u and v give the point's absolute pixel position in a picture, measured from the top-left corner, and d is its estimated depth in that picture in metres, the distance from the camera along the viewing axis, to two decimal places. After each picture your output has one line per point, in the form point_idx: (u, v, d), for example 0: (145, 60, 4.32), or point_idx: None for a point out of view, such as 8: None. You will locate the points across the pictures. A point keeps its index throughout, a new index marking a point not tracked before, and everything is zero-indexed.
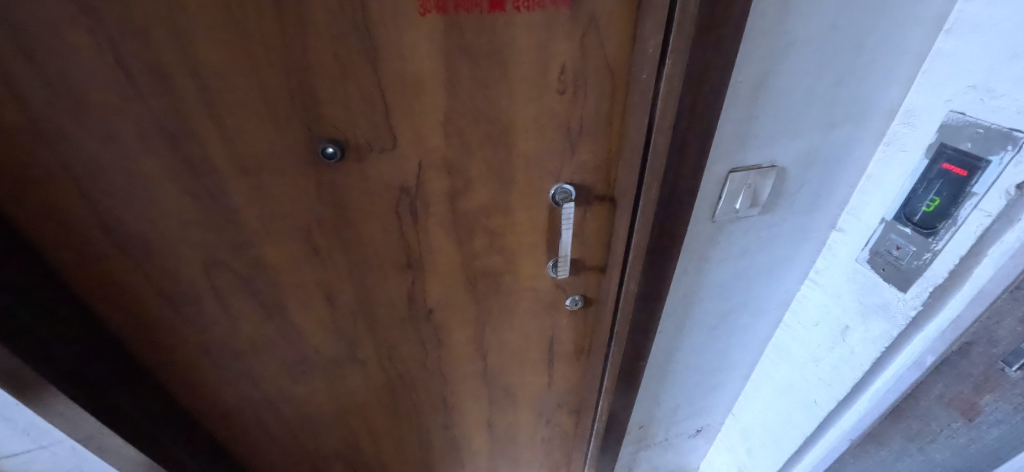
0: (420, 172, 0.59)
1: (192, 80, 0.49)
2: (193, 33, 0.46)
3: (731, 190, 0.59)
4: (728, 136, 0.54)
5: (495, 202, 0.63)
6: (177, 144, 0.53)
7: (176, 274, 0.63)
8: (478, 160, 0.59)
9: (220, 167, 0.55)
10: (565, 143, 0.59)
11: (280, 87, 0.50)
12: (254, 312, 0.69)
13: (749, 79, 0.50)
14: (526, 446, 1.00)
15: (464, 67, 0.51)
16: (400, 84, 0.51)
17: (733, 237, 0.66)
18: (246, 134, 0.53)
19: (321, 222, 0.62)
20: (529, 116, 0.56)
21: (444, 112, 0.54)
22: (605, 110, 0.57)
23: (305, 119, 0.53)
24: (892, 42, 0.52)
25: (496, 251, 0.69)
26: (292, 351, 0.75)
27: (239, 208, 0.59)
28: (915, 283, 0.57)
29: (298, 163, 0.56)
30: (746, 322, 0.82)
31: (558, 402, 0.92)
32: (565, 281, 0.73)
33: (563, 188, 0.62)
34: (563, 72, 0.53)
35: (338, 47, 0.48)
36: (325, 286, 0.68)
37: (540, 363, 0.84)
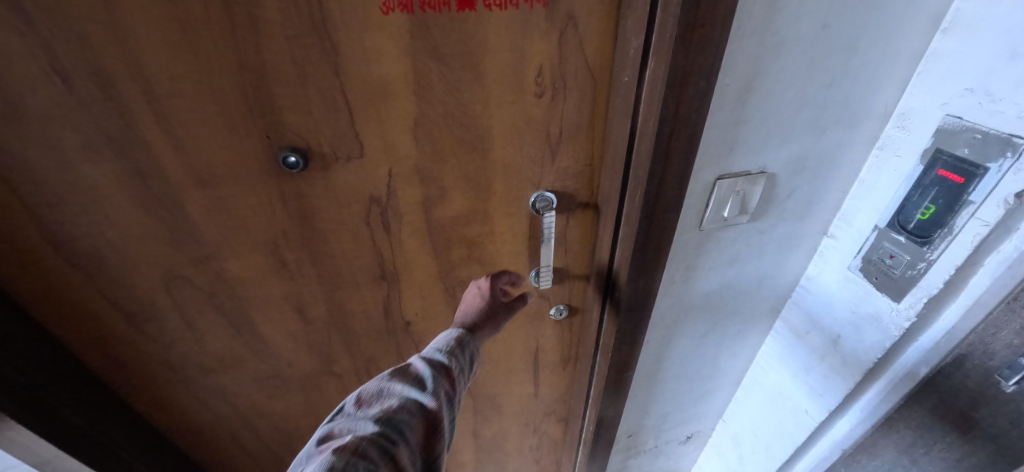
0: (391, 181, 0.56)
1: (137, 86, 0.45)
2: (133, 34, 0.42)
3: (718, 197, 0.57)
4: (715, 142, 0.52)
5: (472, 210, 0.60)
6: (126, 155, 0.49)
7: (134, 292, 0.58)
8: (453, 167, 0.56)
9: (175, 179, 0.51)
10: (545, 149, 0.56)
11: (236, 94, 0.47)
12: (222, 329, 0.66)
13: (736, 81, 0.47)
14: (513, 454, 0.98)
15: (433, 70, 0.48)
16: (365, 88, 0.48)
17: (721, 246, 0.64)
18: (202, 145, 0.49)
19: (289, 236, 0.58)
20: (504, 121, 0.53)
21: (414, 118, 0.51)
22: (586, 114, 0.54)
23: (264, 127, 0.49)
24: (886, 42, 0.50)
25: (475, 261, 0.66)
26: (265, 367, 0.72)
27: (199, 222, 0.55)
28: (910, 294, 0.56)
29: (259, 174, 0.52)
30: (736, 330, 0.81)
31: (545, 408, 0.89)
32: (548, 290, 0.70)
33: (544, 195, 0.60)
34: (541, 74, 0.50)
35: (295, 49, 0.45)
36: (296, 301, 0.65)
37: (525, 372, 0.82)
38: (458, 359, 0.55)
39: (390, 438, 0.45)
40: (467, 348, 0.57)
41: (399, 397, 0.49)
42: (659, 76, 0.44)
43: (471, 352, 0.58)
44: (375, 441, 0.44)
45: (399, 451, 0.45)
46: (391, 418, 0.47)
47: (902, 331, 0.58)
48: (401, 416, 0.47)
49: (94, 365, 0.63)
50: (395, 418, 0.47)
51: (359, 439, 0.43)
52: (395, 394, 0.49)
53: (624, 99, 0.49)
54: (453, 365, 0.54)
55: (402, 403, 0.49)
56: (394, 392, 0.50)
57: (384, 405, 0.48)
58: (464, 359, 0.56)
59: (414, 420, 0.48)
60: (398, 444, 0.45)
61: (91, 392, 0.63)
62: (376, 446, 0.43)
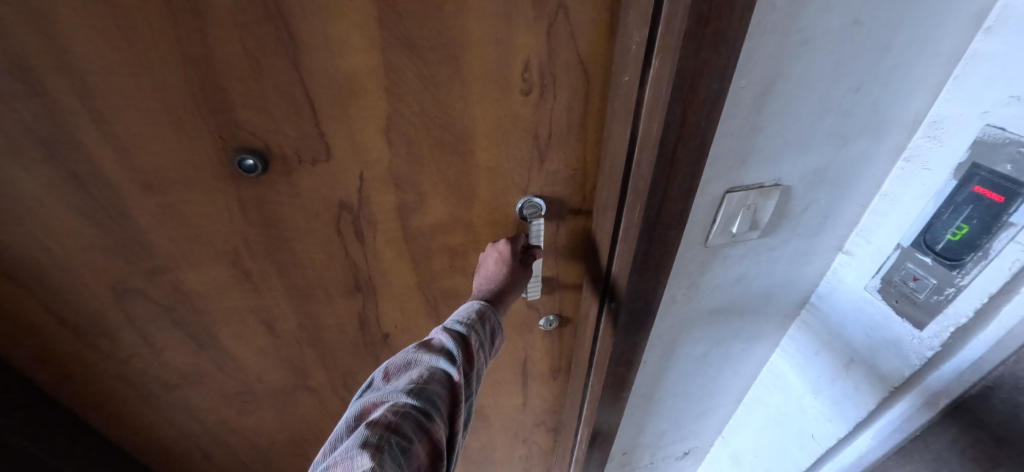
0: (362, 186, 0.50)
1: (69, 81, 0.39)
2: (59, 20, 0.36)
3: (727, 212, 0.53)
4: (726, 151, 0.47)
5: (453, 217, 0.56)
6: (61, 161, 0.42)
7: (77, 315, 0.52)
8: (431, 171, 0.51)
9: (120, 186, 0.45)
10: (532, 152, 0.51)
11: (185, 90, 0.41)
12: (183, 343, 0.58)
13: (753, 85, 0.43)
14: (502, 464, 0.95)
15: (406, 64, 0.43)
16: (331, 84, 0.42)
17: (729, 263, 0.60)
18: (146, 146, 0.43)
19: (251, 246, 0.52)
20: (487, 121, 0.48)
21: (386, 117, 0.46)
22: (577, 114, 0.49)
23: (216, 127, 0.43)
24: (920, 42, 0.46)
25: (457, 272, 0.62)
26: (233, 388, 0.66)
27: (151, 235, 0.49)
28: (936, 323, 0.52)
29: (217, 181, 0.47)
30: (740, 348, 0.78)
31: (534, 419, 0.86)
32: (538, 301, 0.66)
33: (532, 201, 0.55)
34: (527, 70, 0.45)
35: (249, 40, 0.39)
36: (264, 315, 0.59)
37: (513, 383, 0.77)
38: (479, 333, 0.52)
39: (423, 410, 0.45)
40: (489, 321, 0.53)
41: (427, 368, 0.48)
42: (664, 76, 0.39)
43: (493, 329, 0.53)
44: (410, 414, 0.44)
45: (431, 421, 0.45)
46: (422, 389, 0.46)
47: (924, 361, 0.55)
48: (431, 388, 0.47)
49: (40, 387, 0.55)
50: (427, 390, 0.46)
51: (392, 412, 0.44)
52: (423, 365, 0.49)
53: (622, 103, 0.44)
54: (474, 340, 0.51)
55: (431, 374, 0.48)
56: (421, 363, 0.49)
57: (413, 376, 0.47)
58: (486, 332, 0.53)
59: (444, 391, 0.48)
60: (431, 414, 0.45)
61: (43, 414, 0.56)
62: (409, 419, 0.44)
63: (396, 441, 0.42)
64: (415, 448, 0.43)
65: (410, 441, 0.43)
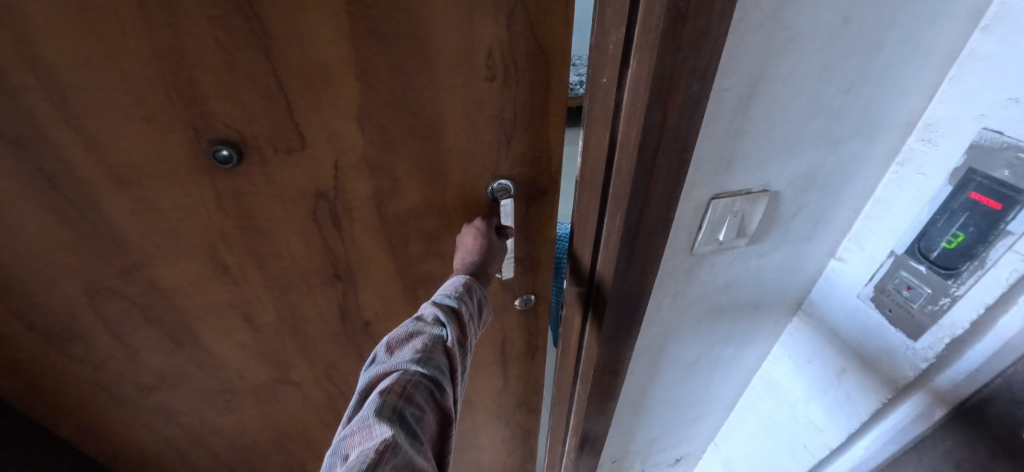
0: (338, 174, 0.49)
1: (32, 74, 0.37)
2: (17, 10, 0.35)
3: (712, 219, 0.52)
4: (710, 156, 0.46)
5: (429, 203, 0.55)
6: (26, 156, 0.41)
7: (47, 317, 0.50)
8: (405, 159, 0.50)
9: (89, 181, 0.44)
10: (499, 135, 0.51)
11: (153, 80, 0.39)
12: (160, 342, 0.57)
13: (737, 86, 0.41)
14: (487, 448, 0.96)
15: (377, 52, 0.42)
16: (302, 73, 0.41)
17: (716, 269, 0.59)
18: (116, 139, 0.42)
19: (227, 239, 0.51)
20: (457, 109, 0.47)
21: (359, 105, 0.44)
22: (541, 97, 0.49)
23: (189, 118, 0.42)
24: (912, 42, 0.45)
25: (434, 256, 0.61)
26: (213, 389, 0.64)
27: (123, 233, 0.47)
28: (928, 335, 0.51)
29: (189, 174, 0.45)
30: (730, 354, 0.76)
31: (515, 399, 0.87)
32: (513, 281, 0.66)
33: (501, 184, 0.55)
34: (490, 57, 0.45)
35: (217, 29, 0.38)
36: (242, 309, 0.58)
37: (494, 366, 0.78)
38: (469, 304, 0.53)
39: (431, 379, 0.47)
40: (476, 294, 0.54)
41: (429, 337, 0.49)
42: (643, 73, 0.37)
43: (482, 298, 0.54)
44: (420, 383, 0.46)
45: (438, 388, 0.47)
46: (428, 359, 0.48)
47: (918, 372, 0.53)
48: (436, 357, 0.48)
49: (8, 397, 0.53)
50: (432, 359, 0.48)
51: (404, 382, 0.45)
52: (424, 336, 0.49)
53: (601, 100, 0.43)
54: (465, 310, 0.52)
55: (434, 343, 0.49)
56: (423, 333, 0.50)
57: (417, 347, 0.48)
58: (474, 303, 0.53)
59: (445, 359, 0.50)
60: (438, 382, 0.48)
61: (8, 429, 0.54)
62: (420, 387, 0.45)
63: (410, 409, 0.43)
64: (426, 415, 0.45)
65: (421, 408, 0.45)
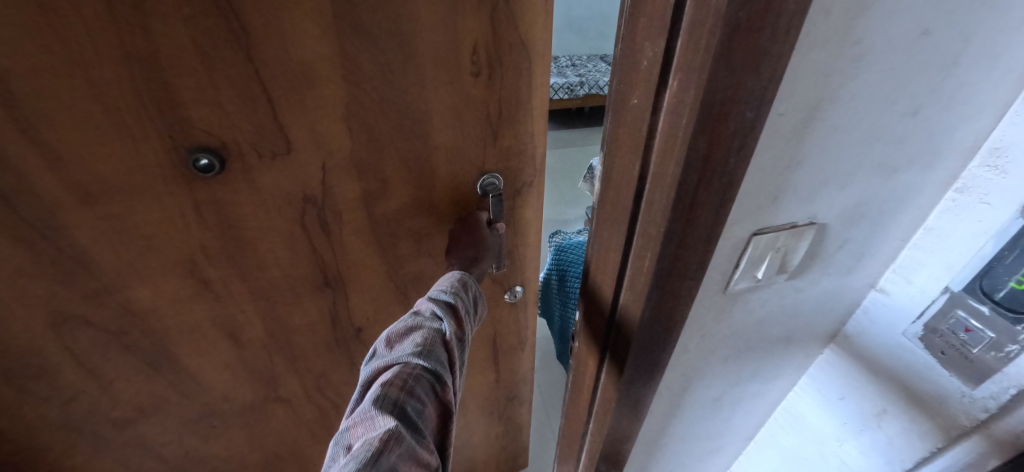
0: (325, 177, 0.45)
1: None
2: None
3: (750, 256, 0.45)
4: (757, 190, 0.39)
5: (419, 202, 0.51)
6: None
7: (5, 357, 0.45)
8: (394, 158, 0.46)
9: (53, 199, 0.39)
10: (485, 131, 0.48)
11: (122, 84, 0.35)
12: (136, 370, 0.52)
13: (794, 110, 0.34)
14: (480, 443, 0.95)
15: (359, 45, 0.38)
16: (284, 70, 0.37)
17: (751, 306, 0.52)
18: (82, 151, 0.38)
19: (210, 253, 0.47)
20: (444, 106, 0.44)
21: (345, 103, 0.41)
22: (528, 90, 0.46)
23: (164, 124, 0.37)
24: (991, 54, 0.37)
25: (425, 255, 0.56)
26: (196, 415, 0.60)
27: (94, 253, 0.43)
28: (992, 382, 0.43)
29: (166, 185, 0.41)
30: (755, 388, 0.67)
31: (508, 392, 0.86)
32: (503, 275, 0.63)
33: (490, 178, 0.51)
34: (475, 53, 0.41)
35: (191, 26, 0.33)
36: (225, 327, 0.54)
37: (486, 360, 0.76)
38: (465, 300, 0.50)
39: (434, 373, 0.43)
40: (471, 290, 0.51)
41: (430, 331, 0.46)
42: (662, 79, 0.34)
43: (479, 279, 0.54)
44: (422, 376, 0.42)
45: (441, 383, 0.43)
46: (430, 352, 0.44)
47: (977, 425, 0.46)
48: (437, 350, 0.45)
49: None
50: (434, 352, 0.44)
51: (406, 375, 0.41)
52: (424, 330, 0.46)
53: (633, 121, 0.38)
54: (462, 304, 0.49)
55: (434, 337, 0.46)
56: (423, 327, 0.46)
57: (417, 340, 0.45)
58: (471, 299, 0.51)
59: (446, 354, 0.46)
60: (440, 375, 0.44)
61: None
62: (422, 381, 0.42)
63: (412, 404, 0.39)
64: (428, 411, 0.41)
65: (423, 403, 0.41)
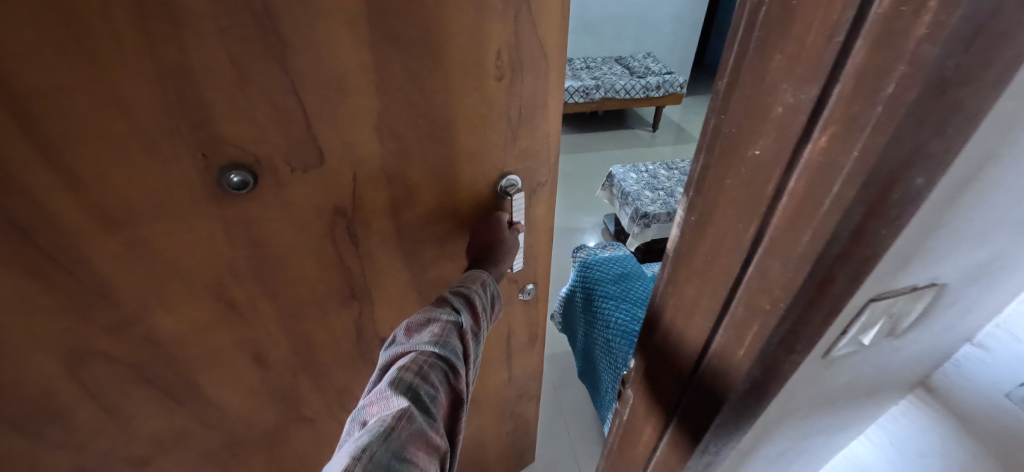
0: (356, 186, 0.50)
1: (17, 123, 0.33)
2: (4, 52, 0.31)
3: (863, 321, 0.35)
4: (896, 258, 0.30)
5: (442, 205, 0.58)
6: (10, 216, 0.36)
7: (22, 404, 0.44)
8: (420, 162, 0.53)
9: (78, 234, 0.39)
10: (507, 132, 0.57)
11: (157, 110, 0.38)
12: (155, 403, 0.52)
13: (966, 166, 0.25)
14: (493, 442, 1.02)
15: (393, 56, 0.45)
16: (320, 85, 0.43)
17: (841, 371, 0.43)
18: (112, 180, 0.39)
19: (237, 273, 0.49)
20: (469, 109, 0.52)
21: (377, 111, 0.47)
22: (543, 95, 0.56)
23: (198, 143, 0.40)
24: None
25: (447, 259, 0.63)
26: (217, 444, 0.60)
27: (119, 286, 0.43)
28: (1002, 332, 0.46)
29: (197, 207, 0.43)
30: (817, 441, 0.61)
31: (517, 392, 0.95)
32: (518, 274, 0.73)
33: (510, 178, 0.60)
34: (499, 57, 0.50)
35: (232, 51, 0.38)
36: (252, 349, 0.55)
37: (500, 358, 0.85)
38: (481, 295, 0.57)
39: (446, 362, 0.50)
40: (489, 288, 0.58)
41: (445, 322, 0.53)
42: None
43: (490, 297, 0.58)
44: (435, 365, 0.48)
45: (454, 374, 0.50)
46: (444, 343, 0.51)
47: None
48: (451, 342, 0.51)
49: None
50: (448, 344, 0.51)
51: (420, 362, 0.48)
52: (440, 321, 0.52)
53: None
54: (478, 301, 0.56)
55: (449, 328, 0.52)
56: (441, 318, 0.53)
57: (432, 331, 0.51)
58: (488, 296, 0.58)
59: (459, 344, 0.52)
60: (452, 365, 0.50)
61: None
62: (435, 370, 0.48)
63: (425, 391, 0.46)
64: (440, 395, 0.48)
65: (436, 389, 0.47)
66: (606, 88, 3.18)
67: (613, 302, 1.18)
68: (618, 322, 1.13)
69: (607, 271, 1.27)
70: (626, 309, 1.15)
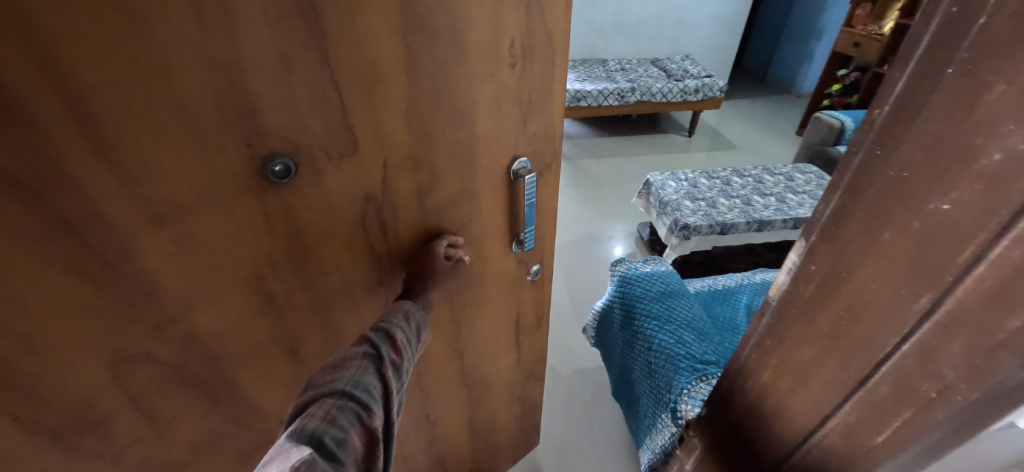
0: (385, 174, 0.53)
1: (72, 116, 0.33)
2: (62, 43, 0.31)
3: None
4: None
5: (462, 190, 0.61)
6: (65, 212, 0.36)
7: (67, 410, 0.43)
8: (442, 148, 0.56)
9: (127, 229, 0.39)
10: (518, 118, 0.60)
11: (206, 101, 0.38)
12: (196, 406, 0.52)
13: None
14: (503, 427, 1.06)
15: (422, 47, 0.47)
16: (357, 75, 0.45)
17: None
18: (162, 172, 0.39)
19: (276, 264, 0.50)
20: (486, 96, 0.55)
21: (406, 100, 0.49)
22: (550, 80, 0.60)
23: (244, 133, 0.41)
24: None
25: (465, 242, 0.66)
26: (251, 440, 0.60)
27: (165, 281, 0.43)
28: None
29: (241, 198, 0.44)
30: None
31: (525, 375, 0.98)
32: (527, 255, 0.76)
33: (521, 160, 0.63)
34: (513, 46, 0.53)
35: (279, 40, 0.39)
36: (286, 340, 0.56)
37: (510, 342, 0.88)
38: (403, 329, 0.54)
39: (360, 402, 0.45)
40: (414, 320, 0.56)
41: (360, 360, 0.49)
42: None
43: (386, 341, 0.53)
44: (347, 406, 0.44)
45: (369, 414, 0.45)
46: (359, 382, 0.46)
47: None
48: (366, 380, 0.47)
49: None
50: (362, 382, 0.46)
51: (331, 404, 0.43)
52: (355, 360, 0.49)
53: None
54: (399, 334, 0.53)
55: (364, 365, 0.48)
56: (356, 356, 0.49)
57: (346, 370, 0.47)
58: (411, 329, 0.55)
59: (378, 383, 0.48)
60: (367, 405, 0.45)
61: None
62: (345, 411, 0.43)
63: (332, 436, 0.41)
64: (352, 440, 0.42)
65: (347, 434, 0.42)
66: (640, 91, 3.02)
67: (656, 323, 1.13)
68: (663, 346, 1.09)
69: (648, 287, 1.21)
70: (670, 332, 1.11)
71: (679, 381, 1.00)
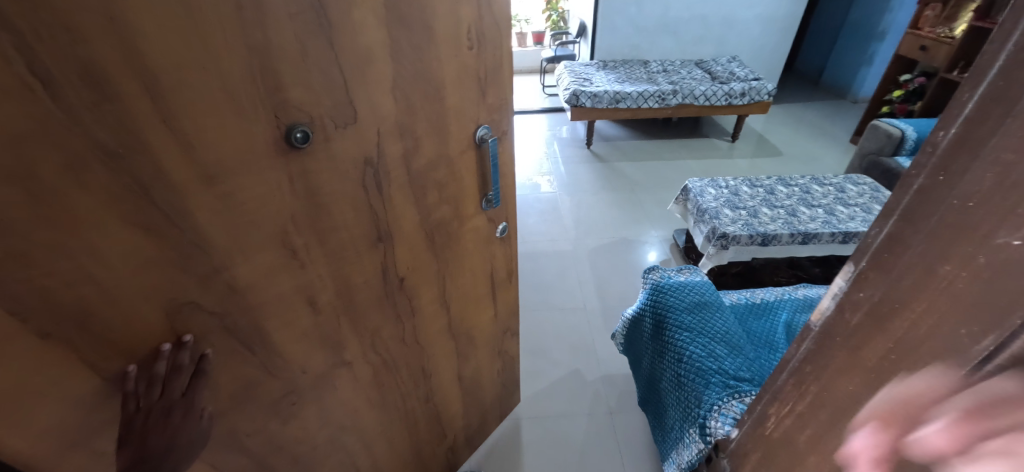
0: (379, 141, 0.64)
1: (145, 94, 0.42)
2: (139, 35, 0.40)
3: None
4: None
5: (439, 155, 0.74)
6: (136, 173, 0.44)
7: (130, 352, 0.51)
8: (421, 118, 0.68)
9: (184, 189, 0.48)
10: (478, 91, 0.74)
11: (243, 78, 0.48)
12: (231, 351, 0.60)
13: None
14: (489, 384, 1.18)
15: (402, 34, 0.59)
16: (353, 55, 0.56)
17: None
18: (208, 139, 0.48)
19: (297, 221, 0.59)
20: (452, 73, 0.69)
21: (391, 79, 0.61)
22: (499, 60, 0.75)
23: (271, 106, 0.51)
24: None
25: (444, 202, 0.79)
26: (280, 385, 0.69)
27: (211, 236, 0.52)
28: None
29: (269, 162, 0.53)
30: None
31: (503, 331, 1.12)
32: (495, 213, 0.90)
33: (483, 126, 0.78)
34: (470, 32, 0.67)
35: (297, 29, 0.49)
36: (306, 291, 0.65)
37: (488, 296, 1.01)
38: None
39: None
40: None
41: None
42: None
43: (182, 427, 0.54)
44: None
45: None
46: None
47: None
48: None
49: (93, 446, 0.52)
50: None
51: None
52: None
53: None
54: None
55: None
56: None
57: None
58: None
59: None
60: None
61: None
62: None
63: None
64: None
65: None
66: (682, 93, 3.26)
67: (688, 334, 1.22)
68: (692, 358, 1.17)
69: (682, 299, 1.31)
70: (701, 345, 1.19)
71: (709, 397, 1.07)
